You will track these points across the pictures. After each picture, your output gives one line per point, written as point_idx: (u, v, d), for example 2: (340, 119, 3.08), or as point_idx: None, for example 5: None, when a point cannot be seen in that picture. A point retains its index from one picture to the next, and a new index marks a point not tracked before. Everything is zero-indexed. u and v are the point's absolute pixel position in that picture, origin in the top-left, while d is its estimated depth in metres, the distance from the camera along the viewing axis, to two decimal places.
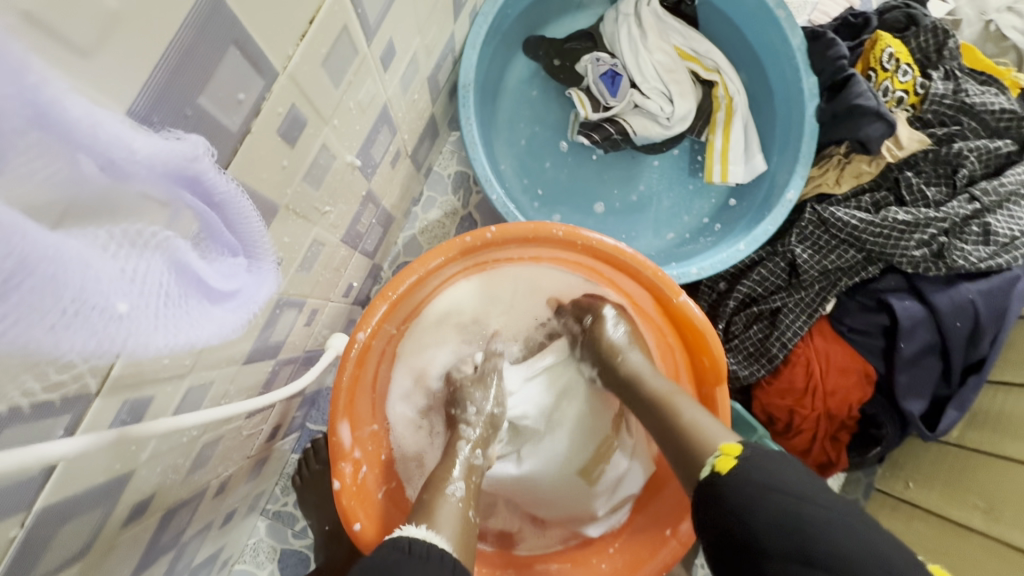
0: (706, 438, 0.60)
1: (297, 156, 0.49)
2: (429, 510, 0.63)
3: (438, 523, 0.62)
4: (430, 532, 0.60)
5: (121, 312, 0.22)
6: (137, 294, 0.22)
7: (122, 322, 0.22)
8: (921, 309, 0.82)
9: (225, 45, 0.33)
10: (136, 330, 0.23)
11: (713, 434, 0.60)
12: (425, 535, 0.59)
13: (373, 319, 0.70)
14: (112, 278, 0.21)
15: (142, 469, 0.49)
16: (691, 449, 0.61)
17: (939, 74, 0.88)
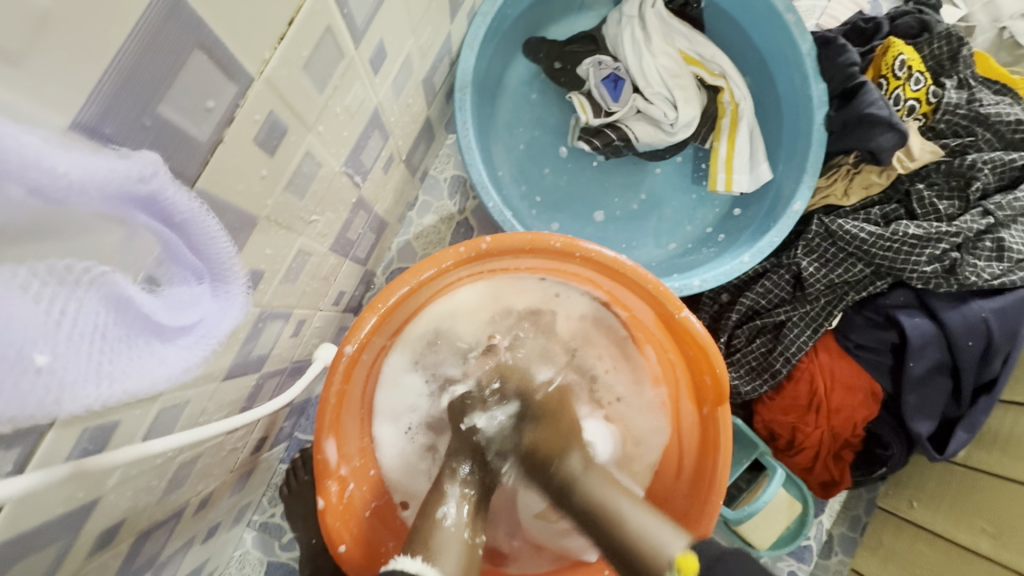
0: (654, 542, 0.55)
1: (278, 166, 0.46)
2: (425, 539, 0.60)
3: (438, 555, 0.58)
4: (425, 564, 0.57)
5: (41, 364, 0.22)
6: (60, 343, 0.23)
7: (47, 374, 0.22)
8: (931, 327, 0.79)
9: (188, 48, 0.30)
10: (64, 377, 0.23)
11: (662, 540, 0.54)
12: (419, 568, 0.55)
13: (362, 332, 0.67)
14: (41, 331, 0.22)
15: (109, 495, 0.46)
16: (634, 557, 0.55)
17: (952, 82, 0.85)
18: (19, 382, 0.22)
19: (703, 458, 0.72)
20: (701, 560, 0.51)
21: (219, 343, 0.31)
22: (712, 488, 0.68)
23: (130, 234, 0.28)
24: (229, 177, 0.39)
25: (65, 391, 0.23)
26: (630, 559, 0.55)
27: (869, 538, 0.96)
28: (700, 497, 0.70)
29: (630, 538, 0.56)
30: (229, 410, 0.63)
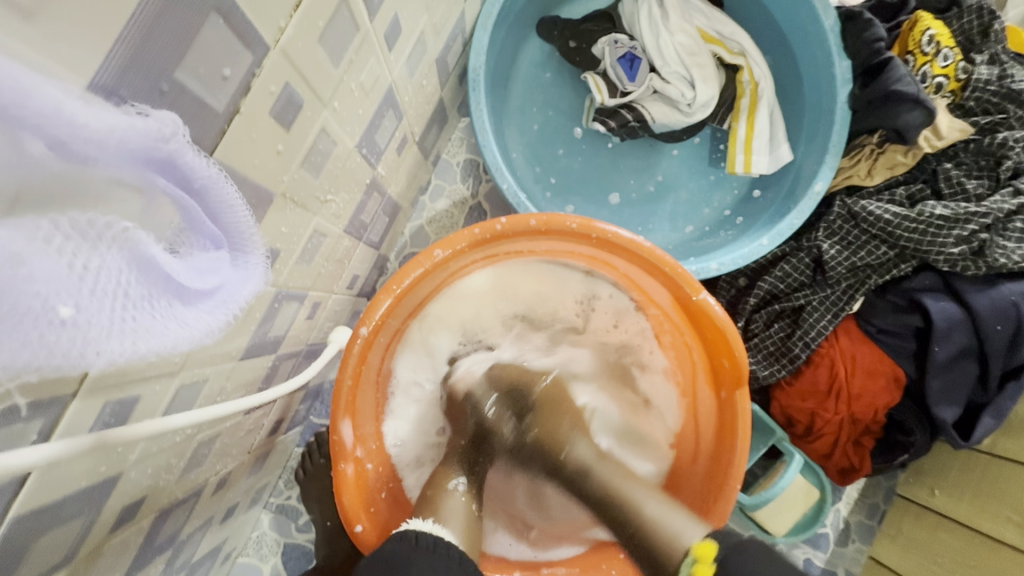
0: (671, 533, 0.60)
1: (293, 140, 0.45)
2: (432, 505, 0.66)
3: (444, 519, 0.63)
4: (436, 525, 0.62)
5: (65, 317, 0.21)
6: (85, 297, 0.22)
7: (72, 327, 0.22)
8: (958, 311, 0.77)
9: (203, 12, 0.29)
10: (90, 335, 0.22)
11: (680, 529, 0.60)
12: (431, 528, 0.60)
13: (377, 314, 0.67)
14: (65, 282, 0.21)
15: (131, 471, 0.46)
16: (658, 552, 0.60)
17: (983, 57, 0.82)
18: (43, 335, 0.21)
19: (721, 443, 0.71)
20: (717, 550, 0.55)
21: (240, 309, 0.30)
22: (730, 474, 0.68)
23: (149, 201, 0.28)
24: (245, 149, 0.38)
25: (88, 349, 0.22)
26: (652, 556, 0.61)
27: (889, 526, 0.95)
28: (716, 480, 0.70)
29: (652, 537, 0.61)
30: (246, 389, 0.63)
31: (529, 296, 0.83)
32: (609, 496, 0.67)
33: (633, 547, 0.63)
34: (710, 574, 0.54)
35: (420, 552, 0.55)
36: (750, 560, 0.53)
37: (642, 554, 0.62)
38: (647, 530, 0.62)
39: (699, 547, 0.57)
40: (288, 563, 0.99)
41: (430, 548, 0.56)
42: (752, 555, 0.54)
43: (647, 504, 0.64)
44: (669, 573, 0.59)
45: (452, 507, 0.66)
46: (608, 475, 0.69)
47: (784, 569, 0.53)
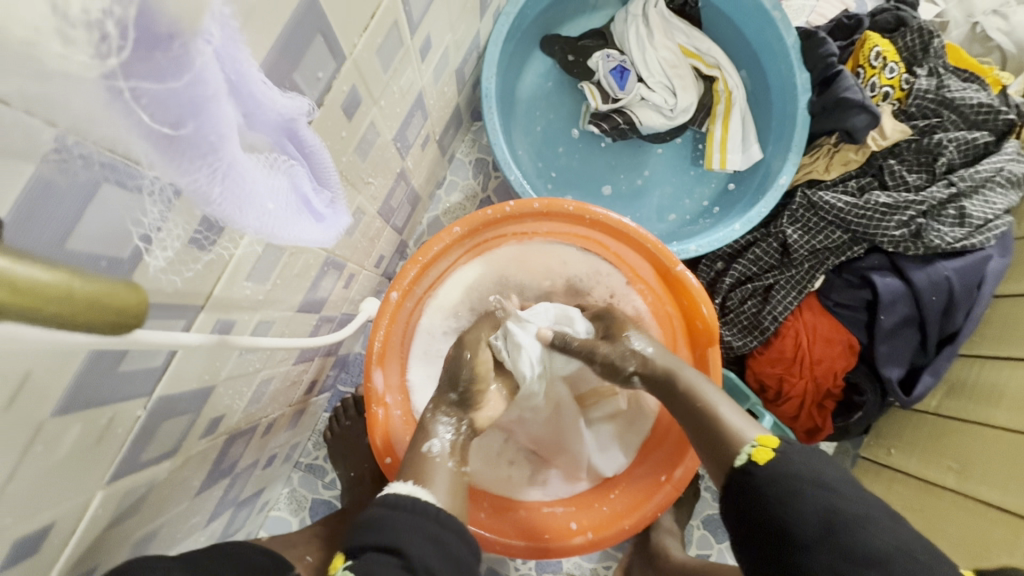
0: (735, 431, 0.67)
1: (352, 129, 0.58)
2: (416, 467, 0.67)
3: (429, 482, 0.65)
4: (417, 488, 0.64)
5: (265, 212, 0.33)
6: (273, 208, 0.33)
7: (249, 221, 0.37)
8: (900, 285, 0.89)
9: (313, 34, 0.43)
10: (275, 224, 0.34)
11: (743, 428, 0.67)
12: (409, 491, 0.62)
13: (405, 280, 0.80)
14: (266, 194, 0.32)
15: (220, 387, 0.58)
16: (723, 442, 0.67)
17: (924, 70, 0.95)
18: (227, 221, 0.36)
19: None
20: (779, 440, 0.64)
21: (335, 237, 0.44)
22: None
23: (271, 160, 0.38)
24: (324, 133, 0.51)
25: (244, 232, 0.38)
26: (717, 447, 0.67)
27: None
28: None
29: (722, 429, 0.68)
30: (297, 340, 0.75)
31: (540, 270, 0.92)
32: (686, 389, 0.73)
33: (701, 427, 0.70)
34: (769, 458, 0.62)
35: (398, 515, 0.59)
36: (797, 478, 0.60)
37: (705, 437, 0.69)
38: (718, 425, 0.68)
39: (761, 439, 0.65)
40: (315, 516, 1.10)
41: (408, 510, 0.59)
42: (814, 459, 0.62)
43: (724, 408, 0.70)
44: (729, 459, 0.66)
45: (437, 468, 0.68)
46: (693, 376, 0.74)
47: (851, 486, 0.59)
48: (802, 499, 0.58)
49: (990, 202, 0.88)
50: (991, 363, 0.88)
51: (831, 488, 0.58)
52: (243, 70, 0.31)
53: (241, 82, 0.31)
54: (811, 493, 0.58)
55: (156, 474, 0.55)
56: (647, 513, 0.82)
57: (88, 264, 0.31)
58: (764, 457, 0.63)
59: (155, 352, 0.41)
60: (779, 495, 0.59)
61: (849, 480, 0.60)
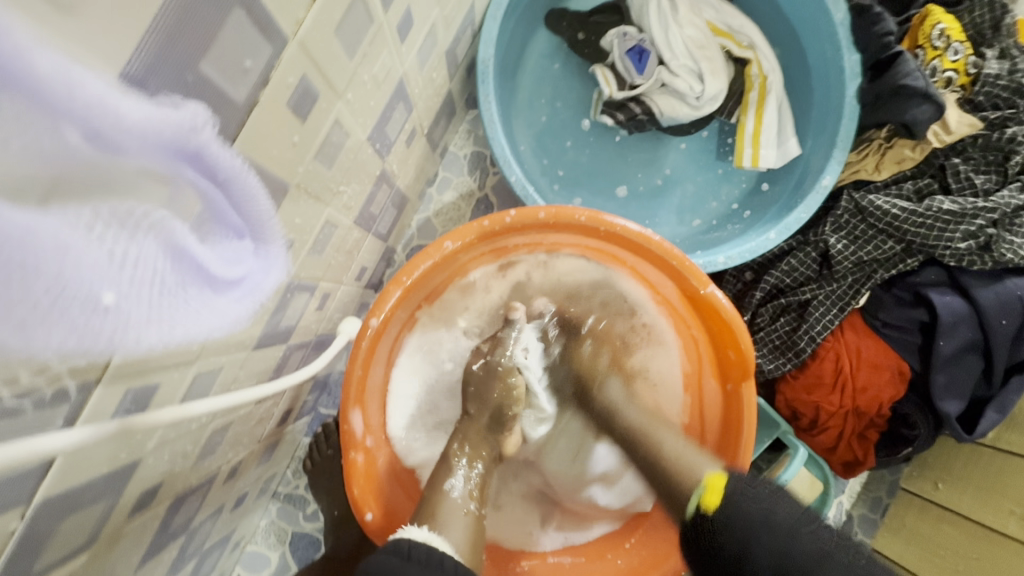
0: (690, 466, 0.63)
1: (309, 132, 0.45)
2: (431, 509, 0.64)
3: (444, 526, 0.62)
4: (432, 534, 0.61)
5: (108, 303, 0.21)
6: (127, 284, 0.21)
7: (113, 313, 0.21)
8: (963, 305, 0.77)
9: (229, 4, 0.30)
10: (128, 320, 0.22)
11: (697, 465, 0.63)
12: (425, 539, 0.58)
13: (387, 305, 0.67)
14: (107, 272, 0.20)
15: (149, 457, 0.47)
16: (676, 486, 0.63)
17: (994, 51, 0.81)
18: (86, 319, 0.21)
19: (726, 435, 0.72)
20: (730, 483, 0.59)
21: (263, 300, 0.30)
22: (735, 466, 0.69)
23: (176, 190, 0.28)
24: (263, 141, 0.39)
25: (127, 332, 0.22)
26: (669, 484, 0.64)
27: (891, 519, 0.96)
28: None
29: (670, 467, 0.65)
30: (259, 379, 0.64)
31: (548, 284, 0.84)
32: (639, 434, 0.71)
33: (649, 474, 0.67)
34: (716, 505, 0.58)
35: (411, 567, 0.54)
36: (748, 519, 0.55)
37: (661, 483, 0.65)
38: (667, 460, 0.65)
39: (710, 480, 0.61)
40: (296, 551, 1.00)
41: (422, 562, 0.54)
42: (764, 497, 0.57)
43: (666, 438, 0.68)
44: (679, 505, 0.62)
45: (452, 512, 0.65)
46: (637, 417, 0.73)
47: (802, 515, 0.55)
48: (754, 548, 0.54)
49: None
50: None
51: (786, 529, 0.54)
52: (37, 65, 0.18)
53: (25, 75, 0.18)
54: (764, 537, 0.54)
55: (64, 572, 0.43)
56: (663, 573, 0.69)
57: None
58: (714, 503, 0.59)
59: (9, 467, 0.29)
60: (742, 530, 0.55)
61: (803, 516, 0.55)
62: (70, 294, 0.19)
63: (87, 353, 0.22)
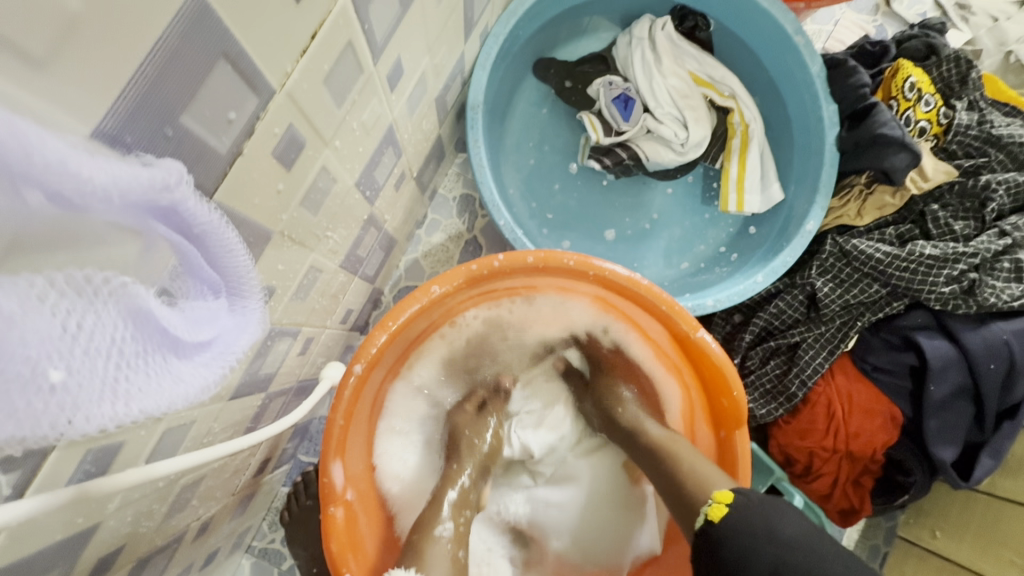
0: (700, 481, 0.60)
1: (294, 180, 0.45)
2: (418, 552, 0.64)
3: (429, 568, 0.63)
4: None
5: (53, 382, 0.20)
6: (75, 361, 0.21)
7: (61, 391, 0.21)
8: (952, 349, 0.77)
9: (212, 58, 0.30)
10: (75, 399, 0.21)
11: (709, 480, 0.59)
12: None
13: (371, 351, 0.65)
14: (52, 346, 0.20)
15: (109, 521, 0.44)
16: (687, 494, 0.60)
17: (963, 104, 0.86)
18: (31, 402, 0.20)
19: None
20: (738, 496, 0.56)
21: (236, 360, 0.29)
22: None
23: (147, 247, 0.26)
24: (246, 191, 0.38)
25: (77, 411, 0.22)
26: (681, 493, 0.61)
27: (891, 569, 0.93)
28: None
29: (682, 474, 0.62)
30: (235, 429, 0.61)
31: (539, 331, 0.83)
32: (653, 444, 0.68)
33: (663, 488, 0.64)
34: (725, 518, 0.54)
35: None
36: (753, 535, 0.53)
37: (675, 500, 0.61)
38: (684, 474, 0.61)
39: (719, 494, 0.57)
40: None
41: None
42: (769, 511, 0.54)
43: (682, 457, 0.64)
44: (691, 517, 0.58)
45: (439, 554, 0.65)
46: (659, 432, 0.70)
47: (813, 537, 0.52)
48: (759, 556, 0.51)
49: None
50: None
51: (790, 540, 0.52)
52: None
53: None
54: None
55: None
56: None
57: None
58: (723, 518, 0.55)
59: None
60: (748, 543, 0.52)
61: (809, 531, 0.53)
62: (10, 379, 0.19)
63: (30, 438, 0.21)
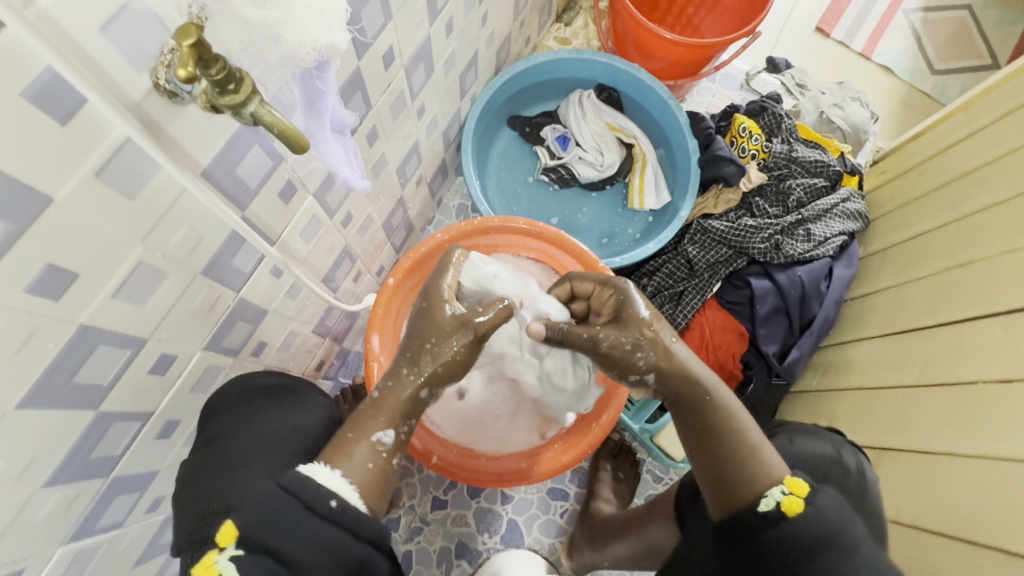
0: (752, 467, 0.73)
1: (370, 153, 0.91)
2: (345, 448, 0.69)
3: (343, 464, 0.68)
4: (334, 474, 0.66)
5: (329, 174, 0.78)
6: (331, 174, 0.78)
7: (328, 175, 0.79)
8: (771, 284, 1.20)
9: (358, 90, 0.77)
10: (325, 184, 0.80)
11: (775, 472, 0.73)
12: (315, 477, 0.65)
13: (401, 269, 1.10)
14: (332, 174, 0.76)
15: (270, 314, 0.85)
16: (738, 477, 0.73)
17: (778, 140, 1.33)
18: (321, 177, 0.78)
19: None
20: (808, 487, 0.71)
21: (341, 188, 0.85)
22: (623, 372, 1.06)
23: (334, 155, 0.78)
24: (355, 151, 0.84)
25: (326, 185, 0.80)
26: (727, 468, 0.74)
27: None
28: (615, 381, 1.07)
29: (725, 446, 0.76)
30: (319, 309, 1.02)
31: None
32: (699, 418, 0.79)
33: (708, 454, 0.77)
34: (798, 506, 0.69)
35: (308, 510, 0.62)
36: (817, 522, 0.69)
37: (717, 471, 0.75)
38: (721, 454, 0.75)
39: (793, 487, 0.71)
40: None
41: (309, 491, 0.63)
42: (835, 510, 0.71)
43: (747, 425, 0.77)
44: (750, 499, 0.72)
45: (362, 457, 0.69)
46: (711, 395, 0.79)
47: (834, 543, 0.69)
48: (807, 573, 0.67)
49: (827, 226, 1.23)
50: (839, 344, 1.21)
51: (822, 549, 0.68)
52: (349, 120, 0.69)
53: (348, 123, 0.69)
54: (270, 560, 0.60)
55: (222, 365, 0.79)
56: (579, 450, 1.03)
57: (214, 182, 0.57)
58: (795, 509, 0.70)
59: (253, 248, 0.69)
60: (812, 527, 0.69)
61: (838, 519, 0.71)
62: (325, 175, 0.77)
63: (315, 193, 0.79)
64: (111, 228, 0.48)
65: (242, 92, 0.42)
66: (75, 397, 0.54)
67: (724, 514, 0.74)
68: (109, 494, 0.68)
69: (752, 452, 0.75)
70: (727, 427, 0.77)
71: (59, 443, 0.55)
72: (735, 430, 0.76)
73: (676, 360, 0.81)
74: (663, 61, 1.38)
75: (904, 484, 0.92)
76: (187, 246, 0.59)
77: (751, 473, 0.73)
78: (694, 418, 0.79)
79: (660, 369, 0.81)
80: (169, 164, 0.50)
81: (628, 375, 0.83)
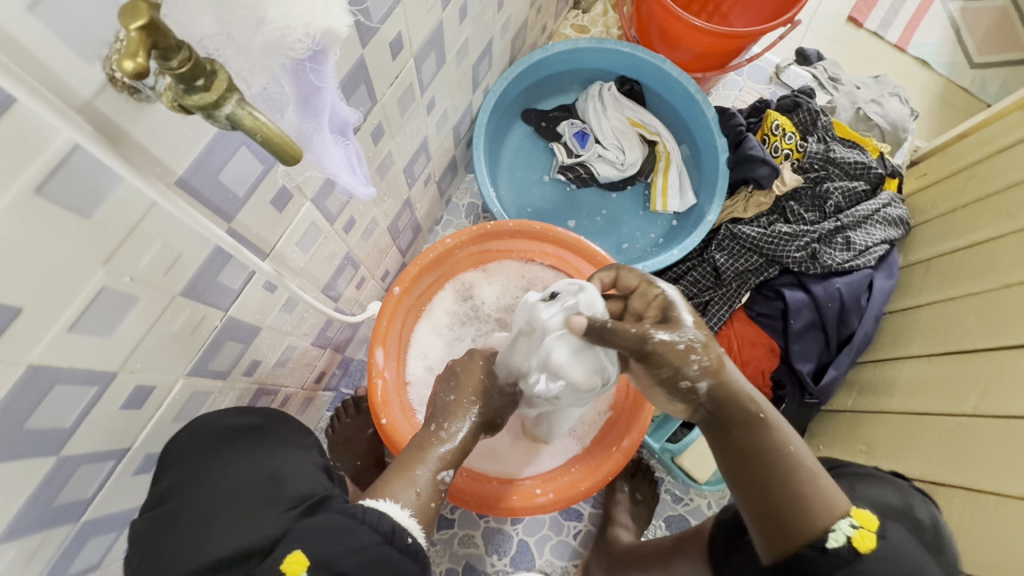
0: (815, 497, 0.64)
1: (375, 153, 0.83)
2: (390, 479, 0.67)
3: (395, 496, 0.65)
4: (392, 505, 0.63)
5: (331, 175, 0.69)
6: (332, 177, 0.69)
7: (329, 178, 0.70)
8: (807, 296, 1.11)
9: (361, 83, 0.68)
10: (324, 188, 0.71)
11: (838, 501, 0.65)
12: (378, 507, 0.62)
13: (408, 278, 1.02)
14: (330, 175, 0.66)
15: (263, 332, 0.76)
16: (799, 507, 0.64)
17: (814, 138, 1.23)
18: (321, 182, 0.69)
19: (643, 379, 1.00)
20: (878, 521, 0.63)
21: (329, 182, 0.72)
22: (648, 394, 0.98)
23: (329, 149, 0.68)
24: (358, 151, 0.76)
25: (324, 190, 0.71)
26: (786, 497, 0.65)
27: None
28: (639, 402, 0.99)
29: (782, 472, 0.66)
30: (319, 321, 0.94)
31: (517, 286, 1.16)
32: (753, 439, 0.68)
33: (762, 481, 0.67)
34: (872, 544, 0.61)
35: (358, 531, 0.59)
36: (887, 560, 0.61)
37: (772, 500, 0.66)
38: (779, 480, 0.66)
39: (862, 520, 0.63)
40: None
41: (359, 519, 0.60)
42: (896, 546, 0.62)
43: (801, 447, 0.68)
44: (813, 534, 0.63)
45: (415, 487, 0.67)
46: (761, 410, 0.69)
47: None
48: None
49: (868, 234, 1.14)
50: (880, 363, 1.12)
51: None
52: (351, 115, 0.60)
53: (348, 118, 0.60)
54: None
55: (210, 389, 0.71)
56: (598, 477, 0.95)
57: (191, 193, 0.49)
58: (865, 543, 0.62)
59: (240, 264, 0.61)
60: (882, 567, 0.60)
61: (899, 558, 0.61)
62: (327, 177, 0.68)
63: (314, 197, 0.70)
64: (59, 249, 0.40)
65: (214, 90, 0.34)
66: (29, 444, 0.46)
67: (777, 554, 0.66)
68: (81, 539, 0.60)
69: (810, 479, 0.66)
70: (783, 449, 0.67)
71: (12, 496, 0.48)
72: (791, 453, 0.67)
73: (726, 375, 0.69)
74: (691, 52, 1.28)
75: (974, 525, 0.81)
76: (161, 265, 0.50)
77: (807, 507, 0.64)
78: (744, 440, 0.68)
79: (711, 384, 0.68)
80: (131, 174, 0.41)
81: (676, 384, 0.68)
